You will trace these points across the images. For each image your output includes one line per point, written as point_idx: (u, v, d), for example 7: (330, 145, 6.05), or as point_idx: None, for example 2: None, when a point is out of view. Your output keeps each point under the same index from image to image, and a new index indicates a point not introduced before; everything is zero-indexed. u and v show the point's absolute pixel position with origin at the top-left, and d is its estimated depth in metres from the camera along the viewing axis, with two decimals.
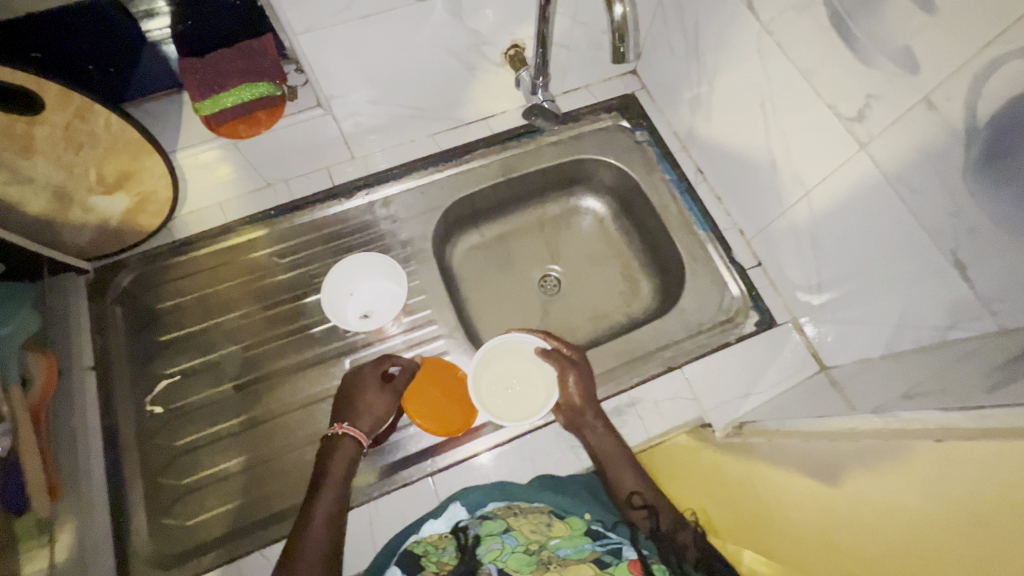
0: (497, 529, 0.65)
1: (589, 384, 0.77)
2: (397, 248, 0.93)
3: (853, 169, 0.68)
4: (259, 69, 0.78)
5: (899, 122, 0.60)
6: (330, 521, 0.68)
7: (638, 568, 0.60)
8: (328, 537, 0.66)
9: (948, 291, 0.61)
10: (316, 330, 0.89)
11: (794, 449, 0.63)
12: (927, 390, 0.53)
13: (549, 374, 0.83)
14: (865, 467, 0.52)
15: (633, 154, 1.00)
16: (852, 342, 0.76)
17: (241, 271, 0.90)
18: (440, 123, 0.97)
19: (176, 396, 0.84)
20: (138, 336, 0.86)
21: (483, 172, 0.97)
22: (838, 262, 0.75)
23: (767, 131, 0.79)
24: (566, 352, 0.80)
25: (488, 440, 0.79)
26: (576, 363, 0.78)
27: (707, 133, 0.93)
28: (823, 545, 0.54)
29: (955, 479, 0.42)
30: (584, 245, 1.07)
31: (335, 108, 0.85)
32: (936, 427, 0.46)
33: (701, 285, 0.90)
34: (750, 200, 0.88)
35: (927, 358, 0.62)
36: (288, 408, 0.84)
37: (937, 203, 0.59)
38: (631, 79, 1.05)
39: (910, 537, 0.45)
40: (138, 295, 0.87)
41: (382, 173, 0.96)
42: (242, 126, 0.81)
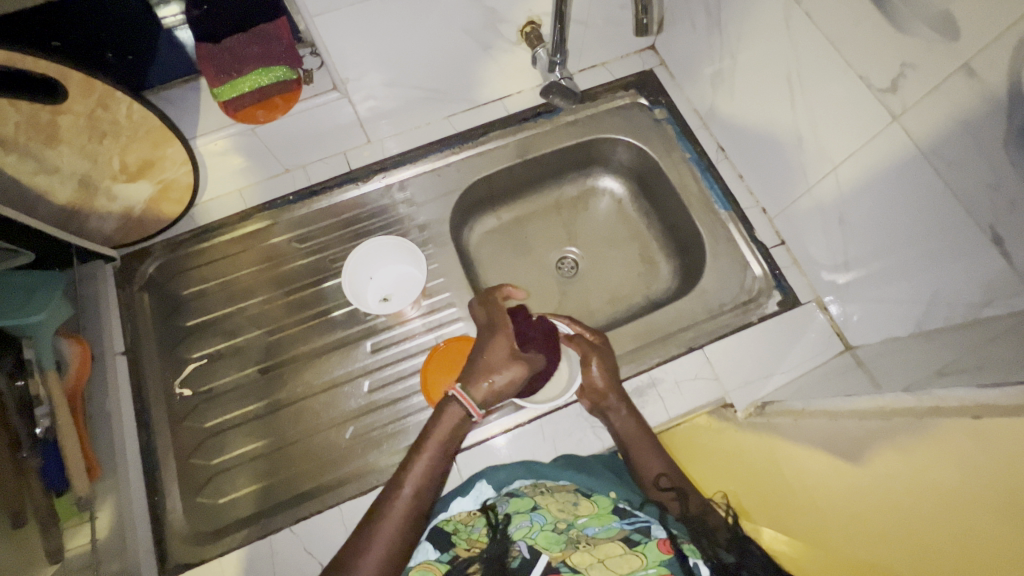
0: (525, 507, 0.65)
1: (612, 368, 0.76)
2: (415, 232, 0.94)
3: (884, 142, 0.66)
4: (274, 53, 0.80)
5: (935, 92, 0.58)
6: (425, 479, 0.69)
7: (668, 547, 0.59)
8: (413, 504, 0.68)
9: (985, 268, 0.59)
10: (337, 314, 0.90)
11: (819, 429, 0.63)
12: (961, 368, 0.52)
13: (570, 360, 0.83)
14: (896, 448, 0.51)
15: (652, 132, 0.98)
16: (879, 321, 0.74)
17: (263, 257, 0.91)
18: (455, 105, 0.96)
19: (204, 379, 0.86)
20: (165, 321, 0.88)
21: (500, 154, 0.96)
22: (866, 239, 0.73)
23: (793, 106, 0.77)
24: (588, 337, 0.80)
25: (504, 423, 0.79)
26: (599, 348, 0.78)
27: (729, 109, 0.90)
28: (848, 524, 0.54)
29: (993, 456, 0.41)
30: (601, 227, 1.06)
31: (351, 92, 0.84)
32: (972, 404, 0.45)
33: (722, 265, 0.89)
34: (774, 177, 0.86)
35: (960, 337, 0.60)
36: (312, 391, 0.86)
37: (976, 176, 0.57)
38: (649, 55, 1.03)
39: (941, 516, 0.44)
40: (163, 282, 0.88)
41: (399, 157, 0.95)
42: (259, 112, 0.81)
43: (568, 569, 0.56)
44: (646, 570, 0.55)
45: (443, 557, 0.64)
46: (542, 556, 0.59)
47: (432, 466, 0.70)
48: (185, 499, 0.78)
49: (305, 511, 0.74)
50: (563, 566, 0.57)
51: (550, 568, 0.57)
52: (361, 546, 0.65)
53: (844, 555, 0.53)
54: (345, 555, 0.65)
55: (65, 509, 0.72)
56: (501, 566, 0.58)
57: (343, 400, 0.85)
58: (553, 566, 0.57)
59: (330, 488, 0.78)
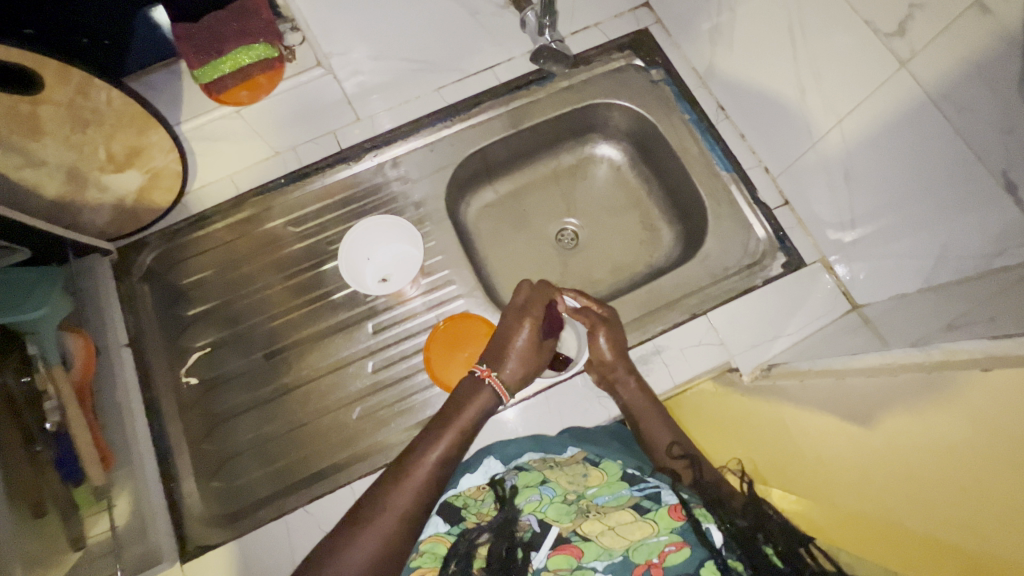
0: (534, 481, 0.65)
1: (620, 341, 0.75)
2: (410, 210, 0.92)
3: (890, 91, 0.63)
4: (255, 30, 0.78)
5: (944, 34, 0.55)
6: (452, 446, 0.69)
7: (679, 513, 0.59)
8: (437, 470, 0.67)
9: (998, 216, 0.56)
10: (338, 296, 0.90)
11: (826, 389, 0.62)
12: (971, 320, 0.50)
13: (579, 331, 0.82)
14: (906, 407, 0.50)
15: (648, 94, 0.95)
16: (887, 278, 0.73)
17: (260, 243, 0.90)
18: (444, 76, 0.92)
19: (210, 367, 0.86)
20: (166, 311, 0.88)
21: (494, 125, 0.94)
22: (871, 194, 0.71)
23: (795, 57, 0.74)
24: (596, 310, 0.78)
25: (512, 396, 0.79)
26: (607, 321, 0.77)
27: (729, 65, 0.87)
28: (857, 484, 0.55)
29: (1001, 407, 0.41)
30: (600, 195, 1.04)
31: (336, 68, 0.82)
32: (982, 355, 0.44)
33: (724, 228, 0.87)
34: (776, 135, 0.83)
35: (968, 289, 0.58)
36: (318, 373, 0.86)
37: (988, 118, 0.54)
38: (643, 13, 0.98)
39: (950, 469, 0.45)
40: (162, 274, 0.88)
41: (390, 133, 0.93)
42: (243, 93, 0.80)
43: (580, 538, 0.58)
44: (658, 537, 0.57)
45: (454, 530, 0.64)
46: (553, 529, 0.60)
47: (454, 443, 0.69)
48: (201, 485, 0.79)
49: (319, 490, 0.76)
50: (574, 536, 0.59)
51: (562, 538, 0.59)
52: (382, 500, 0.64)
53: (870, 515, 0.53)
54: (363, 514, 0.63)
55: (83, 498, 0.73)
56: (510, 537, 0.59)
57: (349, 380, 0.85)
58: (565, 537, 0.59)
59: (341, 467, 0.79)
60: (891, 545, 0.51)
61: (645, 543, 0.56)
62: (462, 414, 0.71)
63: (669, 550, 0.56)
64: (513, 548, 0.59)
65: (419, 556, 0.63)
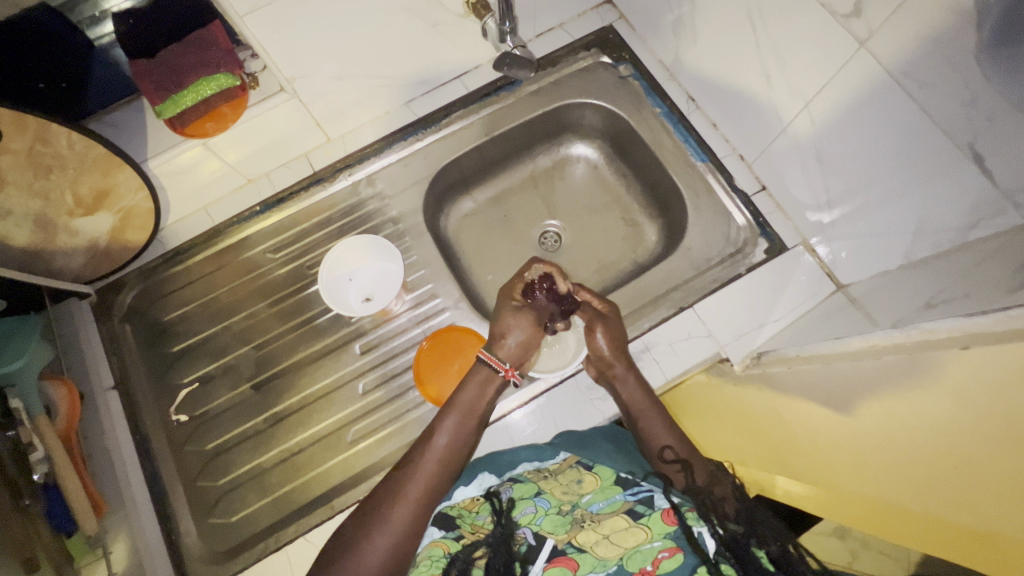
0: (529, 492, 0.66)
1: (619, 336, 0.74)
2: (389, 226, 0.92)
3: (854, 72, 0.62)
4: (214, 60, 0.77)
5: (899, 12, 0.54)
6: (461, 427, 0.70)
7: (673, 517, 0.58)
8: (449, 450, 0.69)
9: (969, 187, 0.56)
10: (322, 319, 0.89)
11: (814, 375, 0.61)
12: (949, 298, 0.50)
13: (579, 330, 0.83)
14: (889, 390, 0.49)
15: (618, 91, 0.95)
16: (867, 256, 0.72)
17: (240, 272, 0.90)
18: (413, 89, 0.92)
19: (200, 402, 0.85)
20: (151, 349, 0.87)
21: (466, 134, 0.93)
22: (844, 173, 0.71)
23: (758, 45, 0.73)
24: (599, 306, 0.77)
25: (517, 398, 0.78)
26: (607, 317, 0.76)
27: (695, 57, 0.86)
28: (853, 466, 0.55)
29: (986, 388, 0.40)
30: (579, 194, 1.04)
31: (301, 91, 0.83)
32: (959, 334, 0.42)
33: (703, 219, 0.87)
34: (747, 122, 0.83)
35: (947, 263, 0.58)
36: (307, 399, 0.85)
37: (952, 93, 0.53)
38: (607, 10, 0.98)
39: (938, 447, 0.45)
40: (143, 311, 0.88)
41: (362, 151, 0.92)
42: (210, 124, 0.79)
43: (575, 550, 0.58)
44: (651, 543, 0.56)
45: (449, 535, 0.65)
46: (547, 541, 0.59)
47: (463, 421, 0.71)
48: (198, 521, 0.79)
49: (317, 518, 0.76)
50: (569, 548, 0.58)
51: (556, 551, 0.58)
52: (399, 481, 0.67)
53: (878, 499, 0.53)
54: (379, 499, 0.66)
55: (77, 548, 0.72)
56: (507, 550, 0.58)
57: (340, 403, 0.85)
58: (560, 549, 0.58)
59: (339, 491, 0.78)
60: (916, 527, 0.51)
61: (640, 551, 0.55)
62: (463, 392, 0.73)
63: (662, 557, 0.55)
64: (511, 561, 0.57)
65: (419, 564, 0.62)
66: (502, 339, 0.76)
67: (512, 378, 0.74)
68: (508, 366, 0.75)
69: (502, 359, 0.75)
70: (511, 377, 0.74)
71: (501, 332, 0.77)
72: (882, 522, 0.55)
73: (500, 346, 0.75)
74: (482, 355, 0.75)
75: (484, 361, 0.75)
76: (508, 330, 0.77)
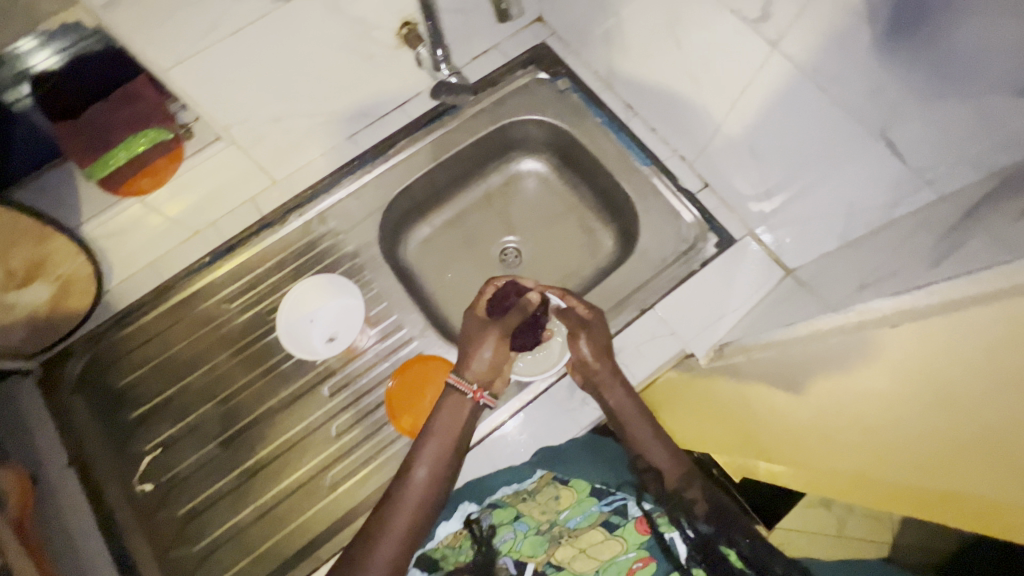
0: (508, 517, 0.65)
1: (603, 343, 0.72)
2: (346, 262, 0.91)
3: (771, 72, 0.65)
4: (143, 116, 0.75)
5: (801, 16, 0.57)
6: (443, 456, 0.69)
7: (646, 526, 0.61)
8: (431, 481, 0.68)
9: (886, 169, 0.60)
10: (288, 364, 0.87)
11: (771, 361, 0.64)
12: (879, 278, 0.52)
13: (563, 335, 0.81)
14: (836, 369, 0.53)
15: (558, 105, 0.97)
16: (808, 241, 0.76)
17: (195, 326, 0.87)
18: (356, 123, 0.92)
19: (166, 467, 0.82)
20: (107, 419, 0.83)
21: (415, 162, 0.94)
22: (777, 165, 0.74)
23: (682, 53, 0.76)
24: (584, 312, 0.75)
25: (507, 409, 0.77)
26: (592, 324, 0.74)
27: (626, 66, 0.89)
28: (806, 446, 0.58)
29: (920, 360, 0.42)
30: (533, 208, 1.05)
31: (237, 137, 0.79)
32: (892, 312, 0.46)
33: (654, 221, 0.90)
34: (683, 125, 0.87)
35: (878, 242, 0.62)
36: (280, 449, 0.83)
37: (857, 85, 0.56)
38: (538, 28, 1.01)
39: (879, 419, 0.47)
40: (94, 379, 0.84)
41: (310, 190, 0.92)
42: (145, 181, 0.77)
43: (554, 568, 0.59)
44: (626, 554, 0.58)
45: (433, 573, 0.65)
46: (529, 565, 0.61)
47: (445, 451, 0.69)
48: None
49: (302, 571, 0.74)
50: (548, 567, 0.59)
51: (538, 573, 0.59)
52: (383, 517, 0.67)
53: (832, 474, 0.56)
54: (364, 537, 0.66)
55: None
56: None
57: (315, 448, 0.83)
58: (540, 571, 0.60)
59: (322, 539, 0.76)
60: (863, 498, 0.54)
61: (615, 562, 0.57)
62: (442, 419, 0.71)
63: (636, 566, 0.57)
64: None
65: None
66: (468, 360, 0.74)
67: (482, 399, 0.72)
68: (477, 386, 0.73)
69: (470, 381, 0.73)
70: (480, 397, 0.72)
71: (470, 351, 0.75)
72: (835, 496, 0.59)
73: (467, 368, 0.73)
74: (451, 379, 0.73)
75: (452, 386, 0.73)
76: (474, 350, 0.74)
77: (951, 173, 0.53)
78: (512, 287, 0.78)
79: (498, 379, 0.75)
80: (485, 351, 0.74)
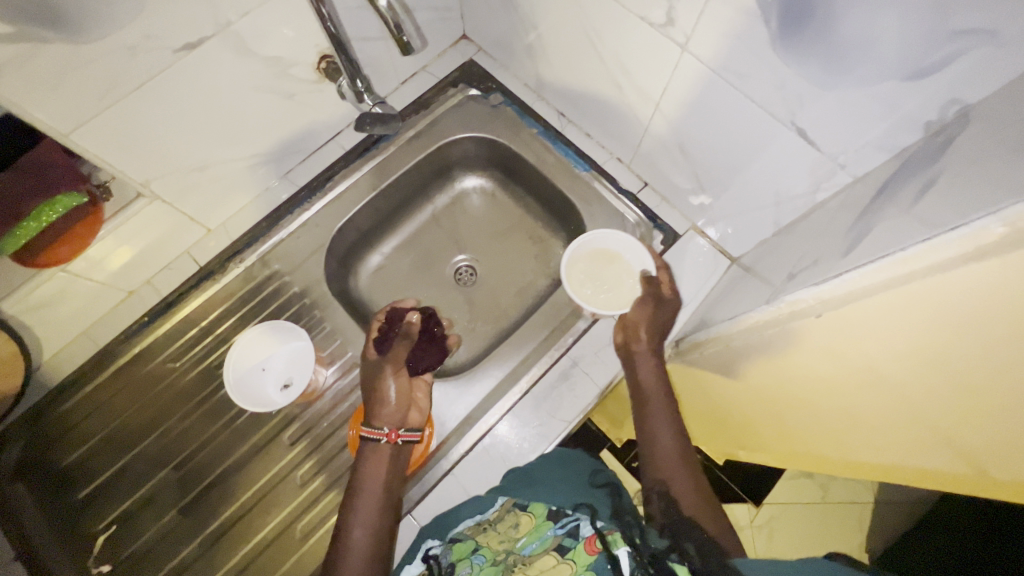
0: (467, 552, 0.64)
1: (662, 329, 0.77)
2: (294, 303, 0.89)
3: (686, 72, 0.66)
4: (53, 181, 0.70)
5: (703, 17, 0.58)
6: (377, 509, 0.69)
7: (595, 546, 0.57)
8: (371, 537, 0.67)
9: (804, 156, 0.62)
10: (244, 417, 0.84)
11: (717, 354, 0.64)
12: (804, 266, 0.53)
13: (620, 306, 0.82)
14: (778, 357, 0.54)
15: (493, 120, 0.97)
16: (747, 229, 0.79)
17: (141, 391, 0.84)
18: (289, 160, 0.90)
19: (124, 543, 0.78)
20: (52, 503, 0.78)
21: (355, 193, 0.92)
22: (706, 160, 0.76)
23: (603, 60, 0.77)
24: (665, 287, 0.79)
25: (495, 413, 0.80)
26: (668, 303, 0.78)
27: (553, 76, 0.90)
28: (778, 419, 0.61)
29: (847, 346, 0.44)
30: (482, 224, 1.05)
31: (160, 191, 0.76)
32: (815, 302, 0.45)
33: (600, 224, 0.91)
34: (615, 128, 0.88)
35: (807, 225, 0.64)
36: (245, 506, 0.80)
37: (765, 80, 0.58)
38: (464, 45, 1.01)
39: (828, 398, 0.50)
40: (35, 462, 0.79)
41: (248, 234, 0.89)
42: (62, 250, 0.71)
43: None
44: None
45: None
46: None
47: (380, 503, 0.69)
48: None
49: None
50: None
51: None
52: None
53: (803, 443, 0.59)
54: None
55: None
56: None
57: (281, 501, 0.80)
58: None
59: None
60: (833, 462, 0.57)
61: None
62: (368, 473, 0.71)
63: None
64: None
65: None
66: (374, 407, 0.76)
67: (399, 439, 0.73)
68: (390, 429, 0.74)
69: (381, 426, 0.74)
70: (396, 438, 0.73)
71: (374, 398, 0.77)
72: (807, 462, 0.62)
73: (376, 415, 0.75)
74: (364, 431, 0.74)
75: (366, 436, 0.73)
76: (377, 394, 0.77)
77: (860, 155, 0.56)
78: (391, 320, 0.85)
79: (409, 417, 0.77)
80: (386, 390, 0.77)
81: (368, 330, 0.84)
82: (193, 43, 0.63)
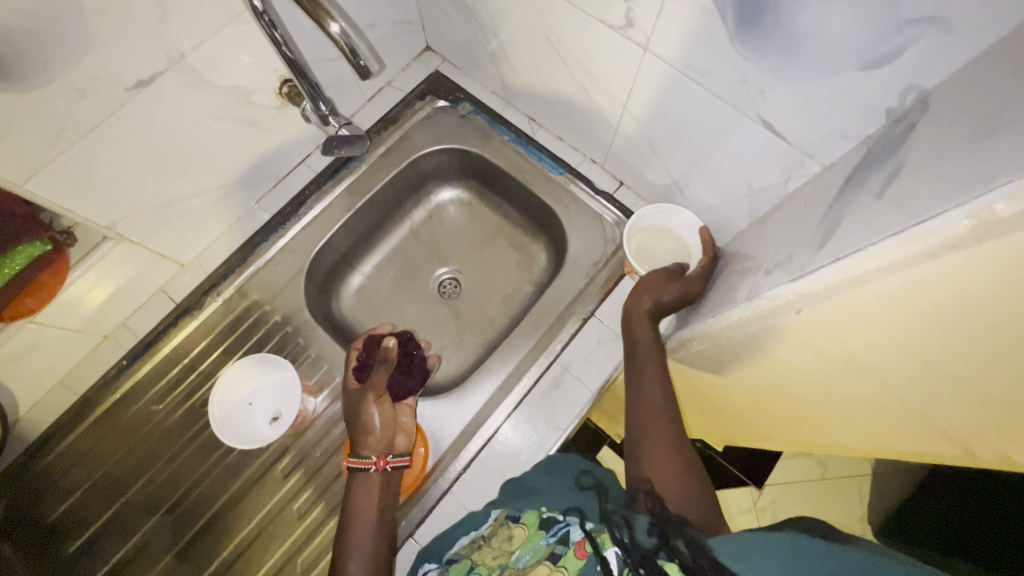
0: (463, 572, 0.62)
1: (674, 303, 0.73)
2: (276, 332, 0.87)
3: (649, 71, 0.66)
4: None
5: (661, 17, 0.58)
6: (372, 536, 0.68)
7: (584, 551, 0.56)
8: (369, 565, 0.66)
9: (772, 148, 0.62)
10: (235, 453, 0.83)
11: (702, 352, 0.64)
12: (781, 259, 0.54)
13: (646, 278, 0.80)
14: (760, 353, 0.54)
15: (463, 130, 0.96)
16: (725, 222, 0.79)
17: (125, 437, 0.81)
18: (259, 188, 0.89)
19: None
20: (42, 561, 0.76)
21: (329, 216, 0.91)
22: (677, 156, 0.76)
23: (566, 64, 0.77)
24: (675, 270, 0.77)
25: (500, 416, 0.80)
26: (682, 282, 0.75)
27: (519, 82, 0.90)
28: (767, 409, 0.62)
29: (826, 339, 0.44)
30: (461, 235, 1.04)
31: (126, 233, 0.74)
32: (791, 297, 0.45)
33: (579, 227, 0.90)
34: (585, 130, 0.87)
35: (782, 216, 0.64)
36: (242, 545, 0.78)
37: (726, 75, 0.58)
38: (429, 57, 1.01)
39: (814, 388, 0.50)
40: (20, 521, 0.77)
41: (224, 267, 0.88)
42: (30, 300, 0.69)
43: None
44: None
45: None
46: None
47: (375, 530, 0.69)
48: None
49: None
50: None
51: None
52: None
53: (795, 430, 0.60)
54: None
55: None
56: None
57: (279, 536, 0.78)
58: None
59: None
60: (824, 445, 0.58)
61: None
62: (361, 500, 0.71)
63: None
64: None
65: None
66: (360, 436, 0.75)
67: (388, 466, 0.72)
68: (378, 456, 0.73)
69: (370, 454, 0.74)
70: (385, 465, 0.72)
71: (359, 428, 0.76)
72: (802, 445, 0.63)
73: (363, 445, 0.74)
74: (352, 462, 0.73)
75: (355, 467, 0.73)
76: (362, 422, 0.76)
77: (827, 145, 0.56)
78: (368, 349, 0.82)
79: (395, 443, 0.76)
80: (370, 418, 0.76)
81: (347, 360, 0.82)
82: (145, 80, 0.61)
